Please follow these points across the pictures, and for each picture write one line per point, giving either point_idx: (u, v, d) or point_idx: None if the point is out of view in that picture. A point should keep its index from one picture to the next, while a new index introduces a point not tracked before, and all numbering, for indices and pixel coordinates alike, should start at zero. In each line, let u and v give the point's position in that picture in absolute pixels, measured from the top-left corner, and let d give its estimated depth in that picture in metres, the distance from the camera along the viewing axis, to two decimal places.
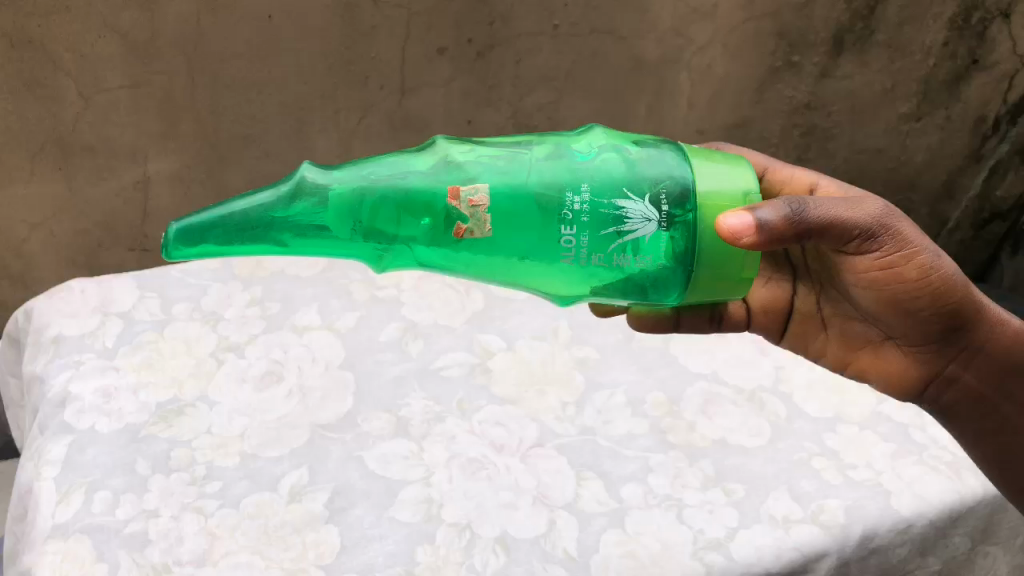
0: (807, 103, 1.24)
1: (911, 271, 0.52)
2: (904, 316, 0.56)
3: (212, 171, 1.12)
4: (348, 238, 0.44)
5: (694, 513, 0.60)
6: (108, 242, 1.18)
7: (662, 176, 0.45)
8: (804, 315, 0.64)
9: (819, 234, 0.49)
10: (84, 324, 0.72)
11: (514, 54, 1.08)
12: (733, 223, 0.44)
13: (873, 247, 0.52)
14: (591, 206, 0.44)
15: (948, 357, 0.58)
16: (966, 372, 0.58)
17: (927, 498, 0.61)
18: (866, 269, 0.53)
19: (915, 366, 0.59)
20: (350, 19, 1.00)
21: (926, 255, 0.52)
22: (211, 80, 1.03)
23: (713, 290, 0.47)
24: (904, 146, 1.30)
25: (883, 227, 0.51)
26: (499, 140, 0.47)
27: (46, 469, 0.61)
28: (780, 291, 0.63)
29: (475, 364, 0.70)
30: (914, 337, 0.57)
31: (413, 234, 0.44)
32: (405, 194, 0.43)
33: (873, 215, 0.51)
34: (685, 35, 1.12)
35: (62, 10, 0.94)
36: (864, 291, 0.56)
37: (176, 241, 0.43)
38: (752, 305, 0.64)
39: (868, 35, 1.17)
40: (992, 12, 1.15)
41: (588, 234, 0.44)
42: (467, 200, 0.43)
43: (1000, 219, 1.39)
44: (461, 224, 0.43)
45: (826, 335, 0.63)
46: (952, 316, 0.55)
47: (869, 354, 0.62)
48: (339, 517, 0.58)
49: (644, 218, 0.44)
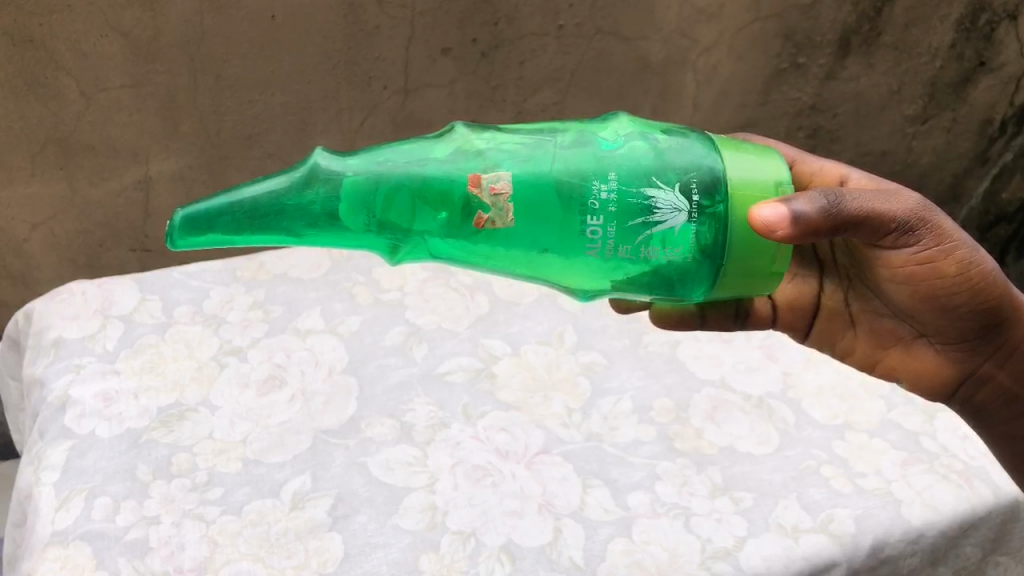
0: (813, 104, 1.23)
1: (949, 267, 0.52)
2: (940, 312, 0.55)
3: (213, 172, 1.11)
4: (359, 230, 0.43)
5: (702, 522, 0.59)
6: (110, 242, 1.18)
7: (691, 165, 0.44)
8: (830, 312, 0.62)
9: (854, 227, 0.48)
10: (84, 327, 0.71)
11: (519, 54, 1.08)
12: (765, 216, 0.43)
13: (910, 241, 0.51)
14: (619, 195, 0.43)
15: (983, 355, 0.57)
16: (1001, 371, 0.58)
17: (939, 508, 0.60)
18: (902, 264, 0.53)
19: (948, 364, 0.59)
20: (353, 19, 1.00)
21: (964, 250, 0.52)
22: (215, 81, 1.02)
23: (741, 286, 0.46)
24: (910, 148, 1.30)
25: (921, 221, 0.51)
26: (522, 127, 0.46)
27: (46, 474, 0.60)
28: (805, 287, 0.62)
29: (480, 369, 0.69)
30: (948, 334, 0.57)
31: (428, 227, 0.43)
32: (425, 183, 0.42)
33: (910, 209, 0.50)
34: (690, 36, 1.11)
35: (63, 9, 0.94)
36: (899, 287, 0.55)
37: (182, 229, 0.42)
38: (777, 300, 0.63)
39: (875, 36, 1.16)
40: (999, 14, 1.14)
41: (614, 225, 0.43)
42: (490, 188, 0.42)
43: (1004, 222, 1.38)
44: (482, 214, 0.43)
45: (854, 332, 0.62)
46: (989, 314, 0.54)
47: (900, 351, 0.61)
48: (343, 525, 0.57)
49: (673, 208, 0.43)
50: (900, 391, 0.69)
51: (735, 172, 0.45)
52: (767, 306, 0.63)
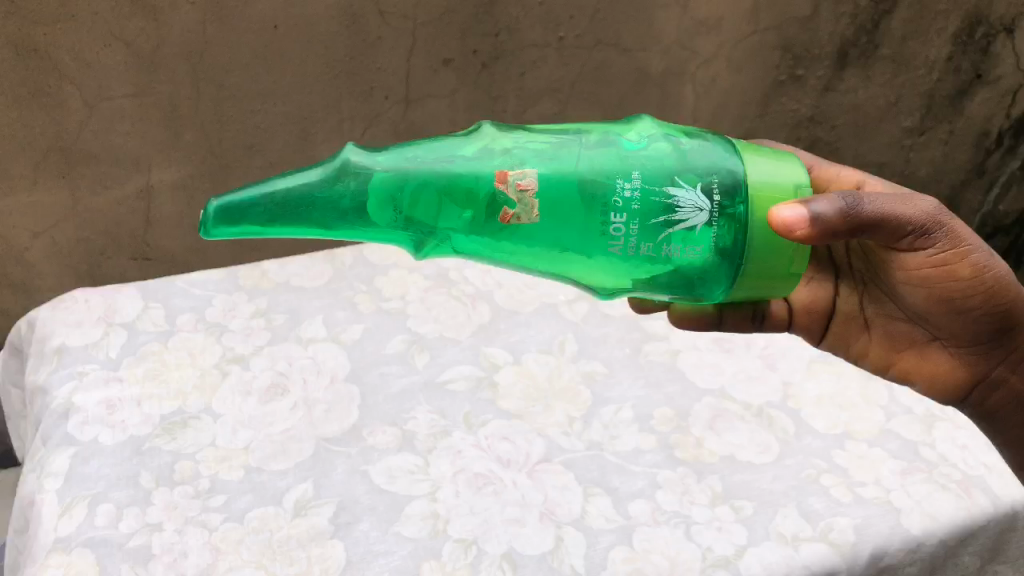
0: (812, 116, 1.25)
1: (964, 269, 0.53)
2: (955, 314, 0.56)
3: (215, 181, 1.12)
4: (386, 226, 0.44)
5: (702, 530, 0.59)
6: (111, 251, 1.18)
7: (713, 166, 0.45)
8: (846, 316, 0.63)
9: (873, 228, 0.49)
10: (88, 335, 0.71)
11: (519, 66, 1.09)
12: (785, 216, 0.44)
13: (928, 244, 0.52)
14: (643, 193, 0.43)
15: (996, 358, 0.59)
16: (1013, 375, 0.59)
17: (938, 517, 0.60)
18: (919, 267, 0.54)
19: (961, 366, 0.60)
20: (355, 29, 1.01)
21: (979, 254, 0.53)
22: (217, 90, 1.03)
23: (759, 286, 0.47)
24: (908, 160, 1.32)
25: (938, 224, 0.52)
26: (547, 126, 0.46)
27: (49, 481, 0.60)
28: (822, 290, 0.63)
29: (481, 378, 0.70)
30: (961, 335, 0.58)
31: (454, 225, 0.44)
32: (452, 181, 0.43)
33: (928, 212, 0.51)
34: (689, 48, 1.13)
35: (68, 19, 0.95)
36: (914, 290, 0.56)
37: (216, 219, 0.42)
38: (794, 304, 0.63)
39: (872, 49, 1.18)
40: (996, 27, 1.16)
41: (637, 223, 0.44)
42: (516, 185, 0.43)
43: (1004, 232, 1.42)
44: (508, 210, 0.43)
45: (868, 335, 0.63)
46: (1002, 316, 0.56)
47: (914, 355, 0.62)
48: (345, 533, 0.58)
49: (695, 207, 0.44)
50: (899, 401, 0.69)
51: (755, 175, 0.45)
52: (783, 310, 0.64)
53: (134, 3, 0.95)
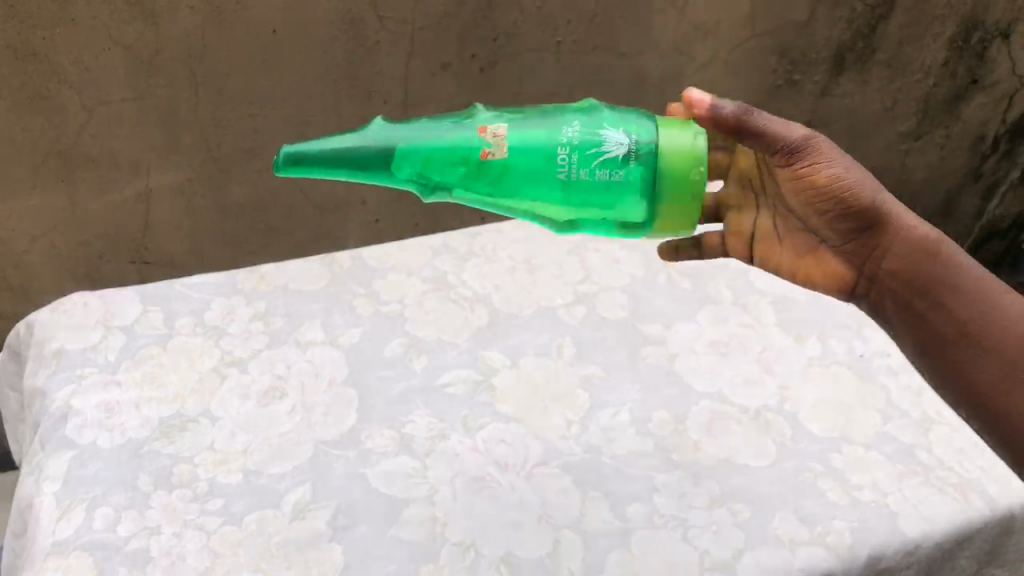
0: (808, 120, 1.36)
1: (821, 179, 0.56)
2: (826, 219, 0.58)
3: (212, 183, 1.17)
4: (402, 172, 0.52)
5: (699, 533, 0.59)
6: (110, 254, 1.23)
7: (638, 118, 0.53)
8: (758, 238, 0.62)
9: (754, 139, 0.55)
10: (86, 338, 0.72)
11: (518, 70, 1.17)
12: (676, 108, 0.58)
13: (791, 159, 0.56)
14: (582, 135, 0.51)
15: (867, 256, 0.60)
16: (889, 279, 0.60)
17: (935, 521, 0.61)
18: (785, 175, 0.57)
19: (846, 267, 0.61)
20: (354, 33, 1.07)
21: (835, 164, 0.56)
22: (216, 94, 1.09)
23: (682, 216, 0.53)
24: (905, 163, 1.45)
25: (806, 142, 0.56)
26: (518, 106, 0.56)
27: (47, 484, 0.61)
28: (741, 215, 0.62)
29: (480, 381, 0.70)
30: (836, 234, 0.59)
31: (449, 175, 0.53)
32: (443, 135, 0.52)
33: (799, 132, 0.56)
34: (687, 53, 1.22)
35: (67, 23, 0.98)
36: (793, 197, 0.58)
37: (283, 160, 0.51)
38: (724, 235, 0.63)
39: (869, 54, 1.29)
40: (992, 32, 1.29)
41: (578, 155, 0.51)
42: (491, 132, 0.52)
43: (998, 236, 1.57)
44: (485, 150, 0.51)
45: (775, 250, 0.62)
46: (863, 218, 0.58)
47: (809, 262, 0.62)
48: (343, 536, 0.58)
49: (619, 142, 0.51)
50: (895, 405, 0.70)
51: (665, 140, 0.52)
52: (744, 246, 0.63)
53: (132, 8, 0.99)
